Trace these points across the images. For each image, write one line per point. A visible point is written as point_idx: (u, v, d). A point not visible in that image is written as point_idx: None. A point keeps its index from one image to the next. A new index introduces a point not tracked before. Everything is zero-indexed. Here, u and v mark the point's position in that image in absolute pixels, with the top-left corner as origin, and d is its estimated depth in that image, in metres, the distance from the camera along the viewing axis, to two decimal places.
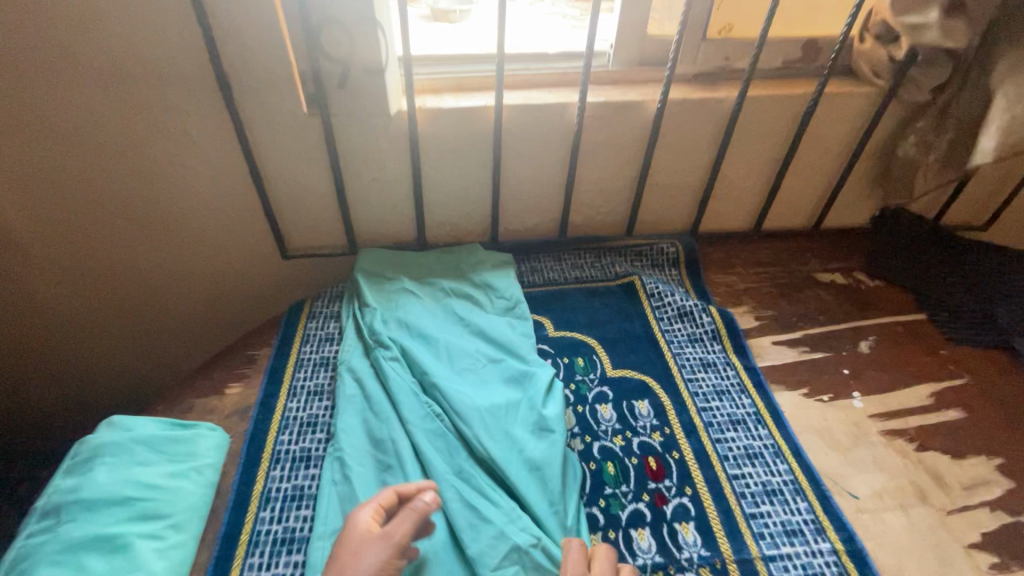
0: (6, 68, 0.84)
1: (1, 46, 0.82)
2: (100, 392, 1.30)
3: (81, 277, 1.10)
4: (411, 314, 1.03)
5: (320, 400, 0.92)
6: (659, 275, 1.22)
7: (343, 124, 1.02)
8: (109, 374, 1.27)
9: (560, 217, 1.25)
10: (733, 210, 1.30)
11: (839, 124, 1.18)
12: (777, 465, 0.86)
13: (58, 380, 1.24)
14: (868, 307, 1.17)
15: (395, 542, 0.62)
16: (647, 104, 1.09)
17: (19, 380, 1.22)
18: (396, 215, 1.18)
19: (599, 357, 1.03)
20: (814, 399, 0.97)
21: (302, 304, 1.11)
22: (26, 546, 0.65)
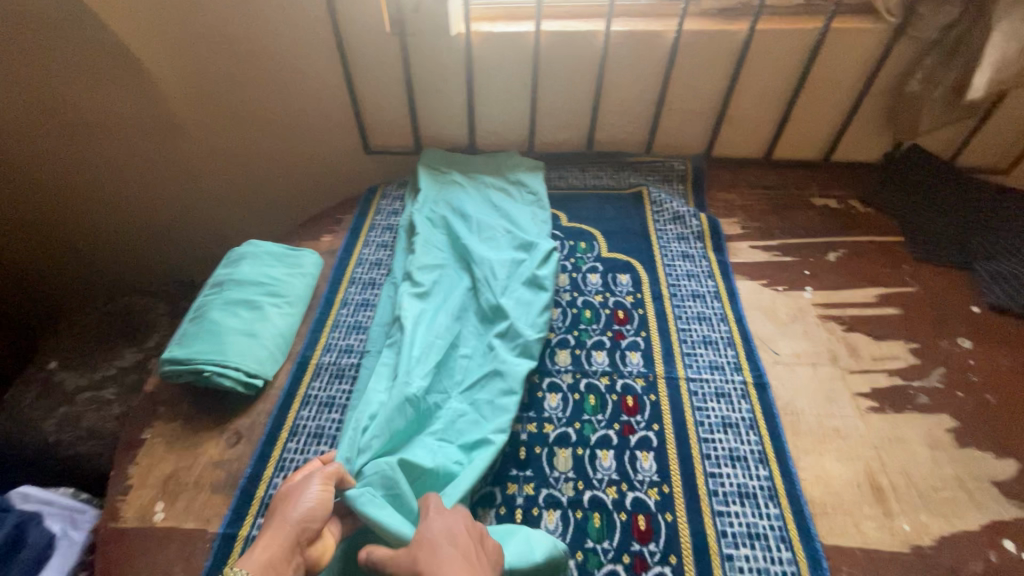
0: None
1: None
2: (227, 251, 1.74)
3: (224, 155, 1.51)
4: (458, 197, 1.35)
5: (385, 250, 1.28)
6: (666, 187, 1.43)
7: (416, 42, 1.31)
8: (235, 235, 1.69)
9: (587, 133, 1.49)
10: (745, 136, 1.47)
11: (849, 59, 1.30)
12: (719, 325, 1.10)
13: (201, 235, 1.68)
14: (850, 227, 1.32)
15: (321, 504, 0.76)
16: (665, 35, 1.28)
17: (176, 232, 1.67)
18: (453, 122, 1.47)
19: (599, 243, 1.29)
20: (769, 288, 1.18)
21: (378, 188, 1.45)
22: (205, 299, 1.06)
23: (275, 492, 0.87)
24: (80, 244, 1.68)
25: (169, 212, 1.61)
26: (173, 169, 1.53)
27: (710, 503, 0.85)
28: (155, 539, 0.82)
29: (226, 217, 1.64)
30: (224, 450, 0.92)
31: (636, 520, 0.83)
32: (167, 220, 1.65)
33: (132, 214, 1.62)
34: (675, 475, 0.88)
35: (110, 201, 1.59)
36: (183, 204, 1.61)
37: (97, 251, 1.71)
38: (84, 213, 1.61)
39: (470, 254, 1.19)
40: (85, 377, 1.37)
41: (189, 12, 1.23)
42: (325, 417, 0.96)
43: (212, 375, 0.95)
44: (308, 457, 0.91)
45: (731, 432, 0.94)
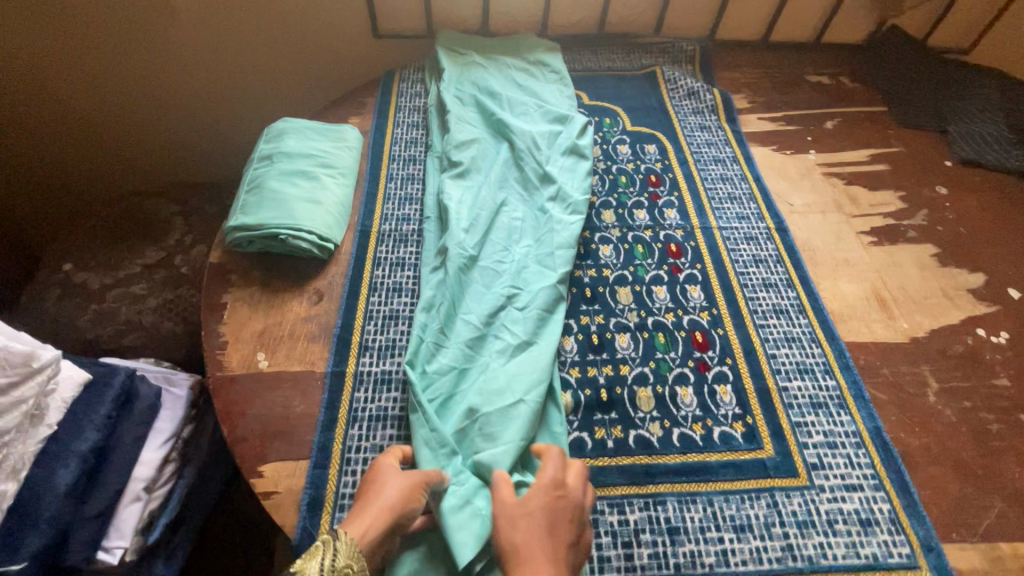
0: None
1: None
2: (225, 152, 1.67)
3: (222, 40, 1.41)
4: (480, 77, 1.35)
5: (418, 129, 1.28)
6: (677, 68, 1.49)
7: None
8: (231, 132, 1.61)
9: (599, 15, 1.50)
10: (747, 16, 1.53)
11: None
12: (740, 184, 1.22)
13: (193, 134, 1.59)
14: (843, 100, 1.45)
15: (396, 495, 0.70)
16: None
17: (165, 132, 1.57)
18: (466, 1, 1.44)
19: (622, 118, 1.36)
20: (779, 153, 1.30)
21: (394, 73, 1.43)
22: (257, 172, 1.05)
23: (370, 336, 0.93)
24: (56, 150, 1.54)
25: (158, 106, 1.51)
26: (161, 57, 1.41)
27: (752, 319, 1.00)
28: (268, 381, 0.87)
29: (223, 111, 1.56)
30: (310, 307, 0.97)
31: (694, 335, 0.97)
32: (157, 119, 1.53)
33: (118, 114, 1.50)
34: (720, 301, 1.02)
35: (91, 99, 1.45)
36: (176, 99, 1.51)
37: (75, 157, 1.56)
38: (60, 113, 1.46)
39: (503, 126, 1.21)
40: (110, 275, 1.31)
41: None
42: (399, 275, 1.02)
43: (288, 238, 0.97)
44: (392, 307, 0.97)
45: (762, 266, 1.08)
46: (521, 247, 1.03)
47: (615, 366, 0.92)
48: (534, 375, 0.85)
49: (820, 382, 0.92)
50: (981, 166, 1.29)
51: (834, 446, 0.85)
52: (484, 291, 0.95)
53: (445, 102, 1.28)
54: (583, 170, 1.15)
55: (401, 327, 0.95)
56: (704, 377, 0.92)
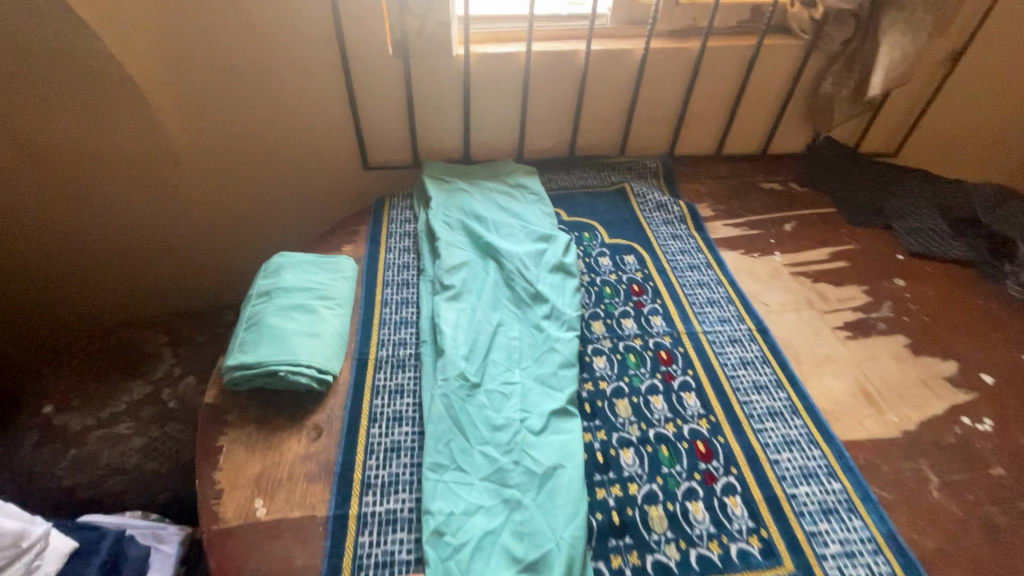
0: (182, 24, 1.24)
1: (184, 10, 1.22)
2: (223, 279, 1.73)
3: (220, 183, 1.52)
4: (467, 202, 1.45)
5: (409, 253, 1.35)
6: (643, 183, 1.63)
7: (416, 62, 1.41)
8: (232, 257, 1.68)
9: (569, 140, 1.66)
10: (700, 136, 1.71)
11: (777, 70, 1.58)
12: (717, 288, 1.30)
13: (196, 262, 1.66)
14: (796, 203, 1.59)
15: None
16: (635, 52, 1.49)
17: (171, 263, 1.65)
18: (448, 136, 1.58)
19: (599, 231, 1.46)
20: (747, 256, 1.41)
21: (383, 202, 1.52)
22: (255, 308, 1.08)
23: (372, 471, 0.91)
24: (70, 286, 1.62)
25: (163, 239, 1.59)
26: (165, 197, 1.51)
27: (750, 424, 1.02)
28: (266, 532, 0.83)
29: (221, 241, 1.64)
30: (308, 444, 0.95)
31: (696, 445, 0.98)
32: (161, 251, 1.62)
33: (124, 249, 1.58)
34: (716, 407, 1.04)
35: (99, 237, 1.54)
36: (178, 233, 1.59)
37: (88, 290, 1.65)
38: (73, 252, 1.56)
39: (495, 248, 1.28)
40: (92, 415, 1.27)
41: (196, 37, 1.27)
42: (399, 402, 1.02)
43: (286, 374, 0.97)
44: (394, 438, 0.96)
45: (750, 368, 1.12)
46: (520, 367, 1.05)
47: (623, 486, 0.91)
48: (568, 510, 0.84)
49: (826, 486, 0.93)
50: (930, 258, 1.41)
51: (852, 555, 0.84)
52: (495, 417, 0.96)
53: (437, 227, 1.35)
54: (574, 287, 1.22)
55: (404, 460, 0.93)
56: (712, 490, 0.92)
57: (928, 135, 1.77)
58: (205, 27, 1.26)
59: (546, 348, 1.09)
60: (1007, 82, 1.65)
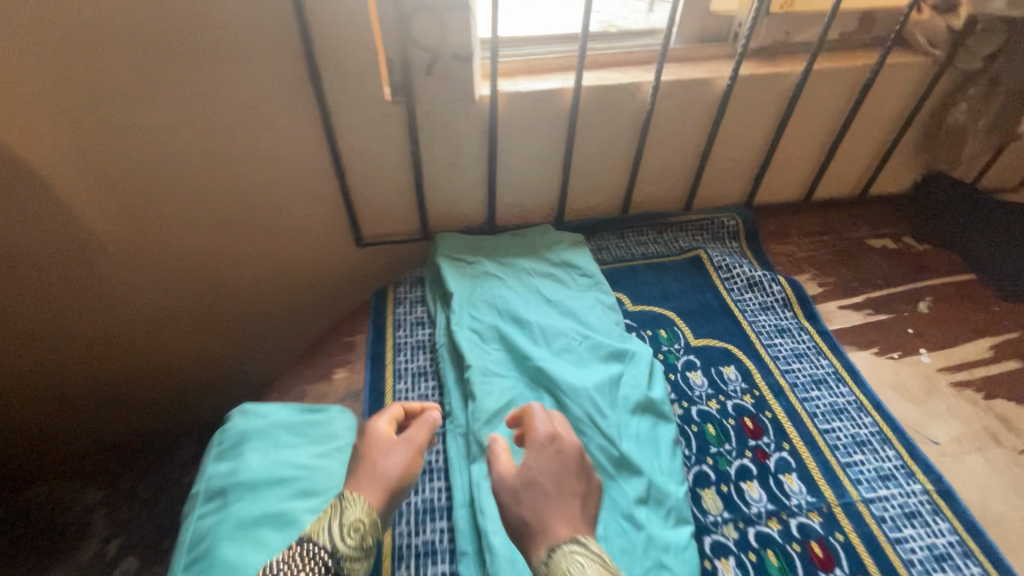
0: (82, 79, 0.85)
1: (81, 58, 0.83)
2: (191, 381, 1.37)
3: (179, 288, 1.17)
4: (499, 295, 1.06)
5: (427, 381, 0.98)
6: (721, 247, 1.26)
7: (425, 109, 1.03)
8: (201, 360, 1.33)
9: (622, 195, 1.27)
10: (787, 182, 1.33)
11: (894, 96, 1.21)
12: (862, 418, 0.93)
13: (155, 368, 1.31)
14: (922, 269, 1.22)
15: (417, 446, 0.70)
16: (716, 81, 1.11)
17: (119, 374, 1.29)
18: (466, 199, 1.20)
19: (680, 328, 1.08)
20: (885, 357, 1.04)
21: (385, 298, 1.14)
22: (202, 527, 0.70)
23: None
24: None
25: (103, 349, 1.23)
26: (95, 301, 1.14)
27: None
28: None
29: (180, 342, 1.28)
30: None
31: None
32: (105, 363, 1.25)
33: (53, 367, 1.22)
34: None
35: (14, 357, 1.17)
36: (123, 340, 1.23)
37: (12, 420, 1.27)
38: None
39: (550, 380, 0.90)
40: None
41: (107, 97, 0.88)
42: None
43: None
44: None
45: (948, 568, 0.76)
46: None
47: None
48: None
49: None
50: None
51: None
52: None
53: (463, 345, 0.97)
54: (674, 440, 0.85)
55: None
56: None
57: None
58: (118, 79, 0.86)
59: (651, 565, 0.72)
60: None
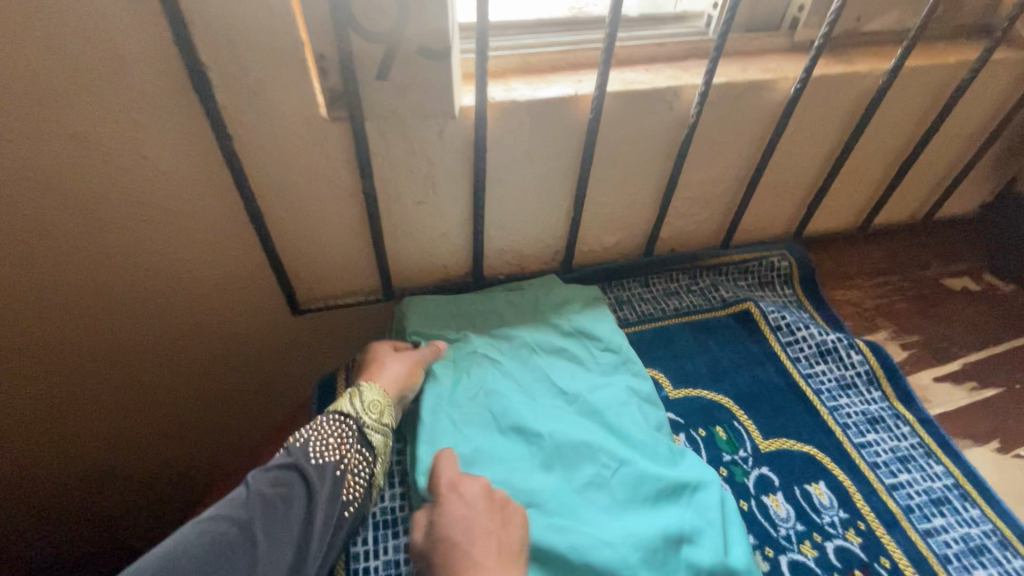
0: None
1: None
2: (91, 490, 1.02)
3: (59, 387, 0.84)
4: (493, 394, 0.74)
5: (396, 537, 0.67)
6: (772, 297, 0.99)
7: (380, 128, 0.70)
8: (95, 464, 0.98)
9: (646, 232, 0.98)
10: (845, 209, 1.06)
11: (985, 101, 0.95)
12: (1010, 562, 0.67)
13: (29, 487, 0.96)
14: (1020, 320, 0.98)
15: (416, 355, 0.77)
16: (780, 84, 0.82)
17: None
18: (443, 246, 0.87)
19: (742, 423, 0.80)
20: (1011, 456, 0.78)
21: (334, 394, 0.81)
22: None
23: None
24: None
25: None
26: None
27: None
28: None
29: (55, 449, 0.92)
30: None
31: None
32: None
33: None
34: None
35: None
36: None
37: None
38: None
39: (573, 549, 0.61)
40: None
41: None
42: None
43: None
44: None
45: None
46: None
47: None
48: None
49: None
50: None
51: None
52: None
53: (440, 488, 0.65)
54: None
55: None
56: None
57: None
58: None
59: None
60: None
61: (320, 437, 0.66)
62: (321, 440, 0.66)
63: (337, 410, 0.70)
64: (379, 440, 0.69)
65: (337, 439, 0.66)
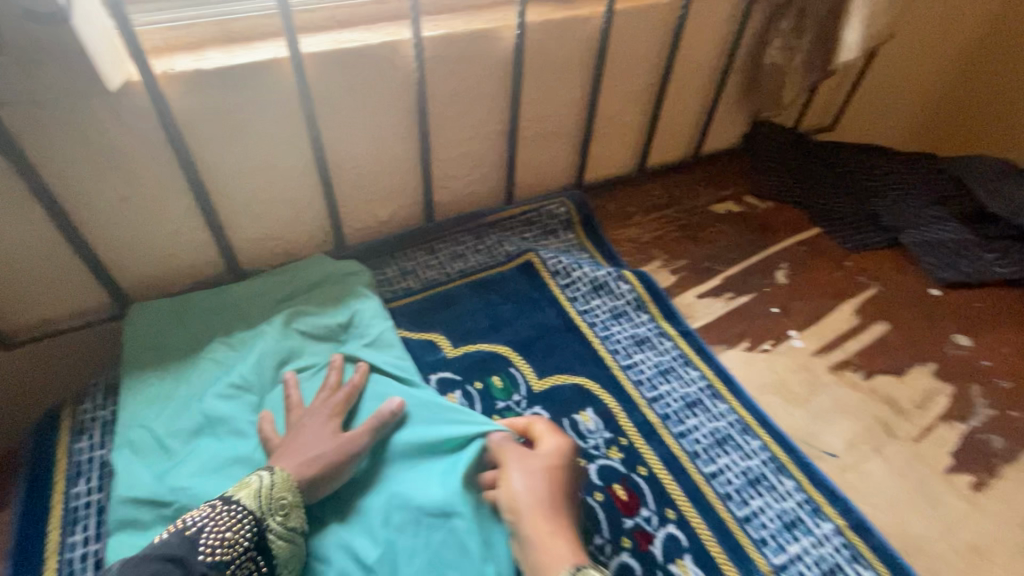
0: None
1: None
2: None
3: None
4: (221, 400, 0.68)
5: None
6: (554, 244, 1.01)
7: (26, 114, 0.60)
8: None
9: (420, 199, 0.95)
10: (617, 152, 1.11)
11: (707, 37, 1.03)
12: (749, 444, 0.73)
13: None
14: (769, 232, 1.09)
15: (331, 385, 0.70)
16: (502, 32, 0.83)
17: None
18: (178, 244, 0.78)
19: (519, 369, 0.81)
20: (757, 351, 0.86)
21: (55, 436, 0.68)
22: None
23: None
24: None
25: None
26: None
27: None
28: None
29: None
30: None
31: None
32: None
33: None
34: None
35: None
36: None
37: None
38: None
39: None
40: None
41: None
42: None
43: None
44: None
45: None
46: None
47: None
48: None
49: None
50: (969, 285, 0.99)
51: None
52: None
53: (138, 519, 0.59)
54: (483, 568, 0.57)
55: None
56: None
57: (873, 103, 1.34)
58: None
59: None
60: (958, 26, 1.27)
61: (203, 525, 0.53)
62: (211, 530, 0.53)
63: (228, 494, 0.56)
64: (276, 549, 0.55)
65: (233, 535, 0.53)
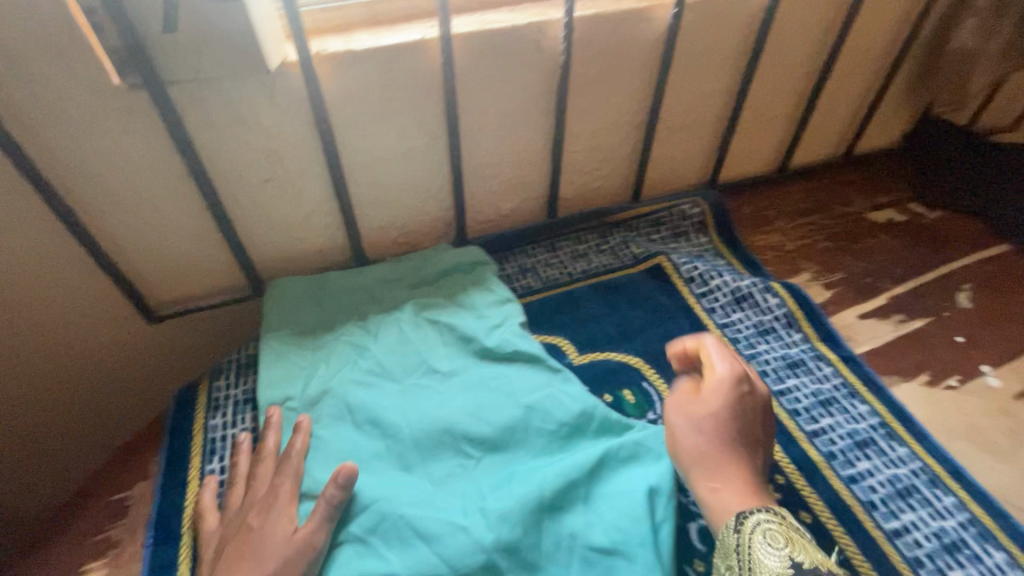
0: None
1: None
2: None
3: None
4: (360, 387, 0.67)
5: None
6: (685, 247, 0.92)
7: (190, 92, 0.60)
8: None
9: (545, 192, 0.89)
10: (758, 149, 1.00)
11: (883, 18, 0.90)
12: (941, 500, 0.61)
13: None
14: (943, 247, 0.93)
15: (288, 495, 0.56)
16: (656, 13, 0.75)
17: None
18: (310, 227, 0.78)
19: (652, 384, 0.73)
20: (941, 387, 0.73)
21: (194, 411, 0.69)
22: None
23: None
24: None
25: None
26: None
27: None
28: None
29: None
30: None
31: None
32: None
33: None
34: None
35: None
36: None
37: None
38: None
39: (420, 547, 0.53)
40: None
41: None
42: None
43: None
44: None
45: None
46: None
47: None
48: None
49: None
50: None
51: None
52: None
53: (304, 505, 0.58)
54: None
55: None
56: None
57: None
58: None
59: None
60: None
61: None
62: None
63: None
64: None
65: None
